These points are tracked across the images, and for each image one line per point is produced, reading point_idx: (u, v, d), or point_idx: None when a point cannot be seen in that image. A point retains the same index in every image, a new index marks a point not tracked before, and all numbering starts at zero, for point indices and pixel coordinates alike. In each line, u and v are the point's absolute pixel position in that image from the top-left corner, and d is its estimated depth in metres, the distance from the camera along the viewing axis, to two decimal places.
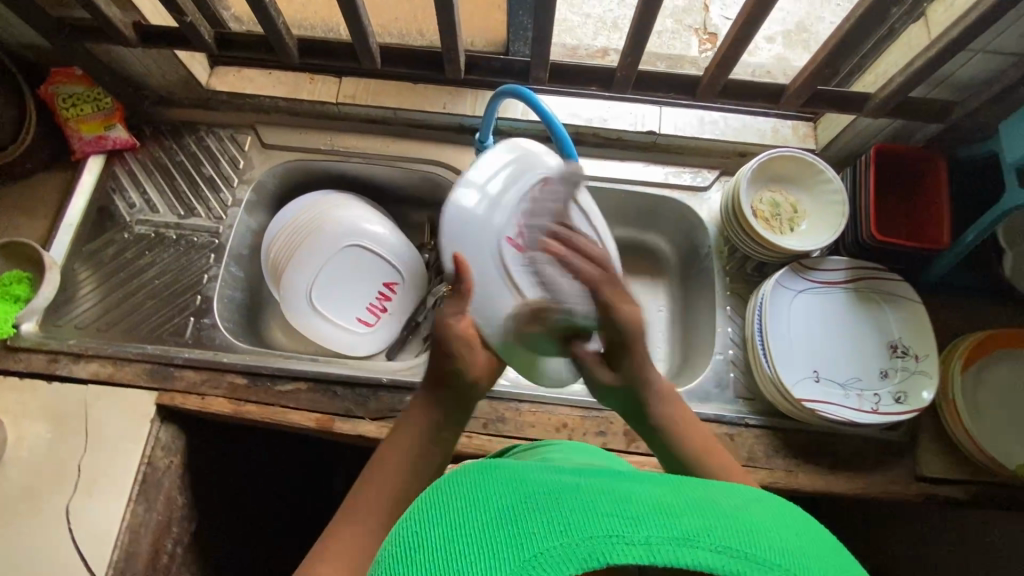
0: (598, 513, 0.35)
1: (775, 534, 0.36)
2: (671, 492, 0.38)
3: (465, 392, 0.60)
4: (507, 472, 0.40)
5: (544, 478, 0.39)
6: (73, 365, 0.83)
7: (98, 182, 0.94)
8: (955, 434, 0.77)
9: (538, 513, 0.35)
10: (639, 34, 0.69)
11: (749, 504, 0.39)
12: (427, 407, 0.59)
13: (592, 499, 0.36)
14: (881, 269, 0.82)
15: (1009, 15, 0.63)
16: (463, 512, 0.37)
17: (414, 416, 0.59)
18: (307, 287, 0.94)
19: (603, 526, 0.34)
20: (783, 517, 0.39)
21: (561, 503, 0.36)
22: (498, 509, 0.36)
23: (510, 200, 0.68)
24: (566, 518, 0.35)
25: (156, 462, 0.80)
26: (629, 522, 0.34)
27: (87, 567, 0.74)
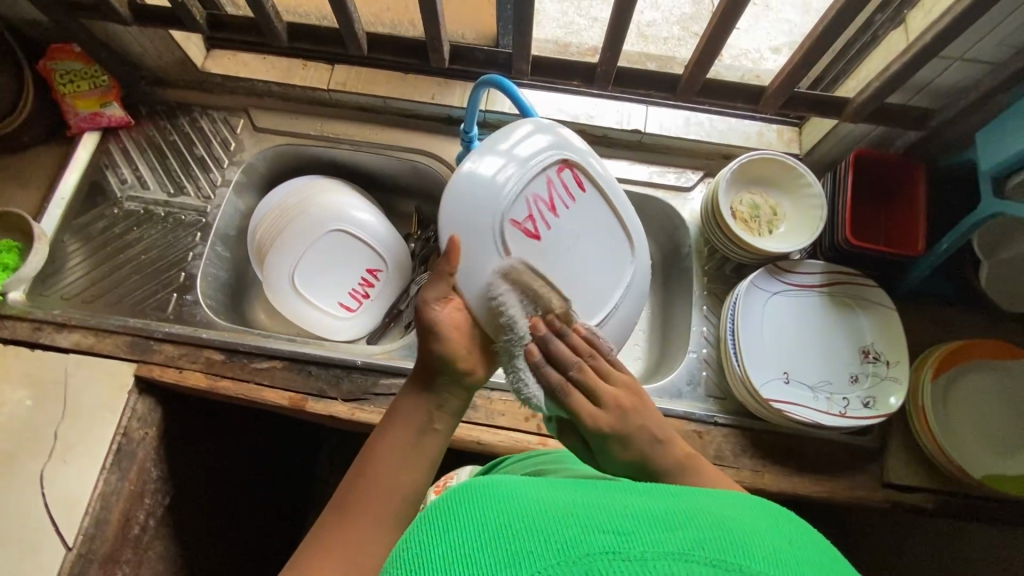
0: (594, 530, 0.31)
1: (784, 548, 0.32)
2: (679, 508, 0.34)
3: (461, 381, 0.56)
4: (505, 487, 0.36)
5: (546, 497, 0.35)
6: (56, 334, 0.84)
7: (92, 159, 0.96)
8: (921, 439, 0.77)
9: (536, 530, 0.31)
10: (618, 28, 0.70)
11: (754, 514, 0.35)
12: (418, 397, 0.54)
13: (594, 515, 0.32)
14: (856, 275, 0.82)
15: (985, 22, 0.63)
16: (458, 528, 0.33)
17: (405, 405, 0.54)
18: (290, 270, 0.95)
19: (598, 543, 0.30)
20: (793, 530, 0.35)
21: (563, 520, 0.32)
22: (495, 526, 0.32)
23: (514, 171, 0.64)
24: (567, 533, 0.31)
25: (132, 433, 0.81)
26: (624, 536, 0.31)
27: (57, 531, 0.75)
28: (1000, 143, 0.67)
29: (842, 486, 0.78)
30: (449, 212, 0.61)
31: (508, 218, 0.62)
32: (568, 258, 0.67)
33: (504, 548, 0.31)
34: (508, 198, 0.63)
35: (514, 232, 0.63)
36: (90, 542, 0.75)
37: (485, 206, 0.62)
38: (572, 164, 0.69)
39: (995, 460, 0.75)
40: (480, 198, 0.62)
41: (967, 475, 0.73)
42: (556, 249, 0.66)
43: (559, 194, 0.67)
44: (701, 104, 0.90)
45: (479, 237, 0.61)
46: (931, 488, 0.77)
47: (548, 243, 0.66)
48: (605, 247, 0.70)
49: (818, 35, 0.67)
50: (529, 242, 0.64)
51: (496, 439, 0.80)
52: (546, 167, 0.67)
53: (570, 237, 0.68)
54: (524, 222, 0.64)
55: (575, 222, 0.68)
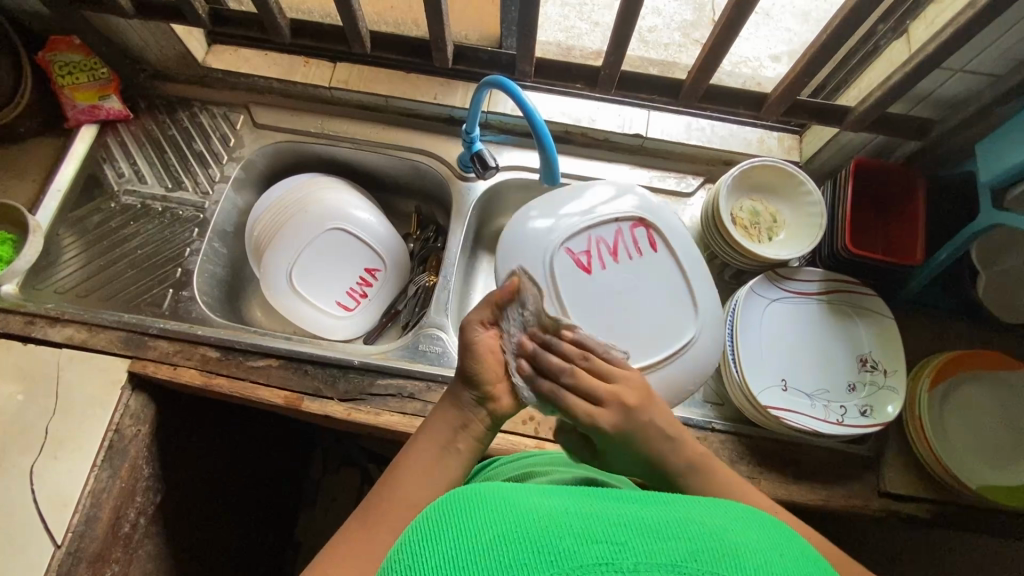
0: (587, 541, 0.33)
1: (772, 550, 0.34)
2: (668, 513, 0.36)
3: (489, 407, 0.57)
4: (499, 494, 0.37)
5: (541, 505, 0.36)
6: (49, 328, 0.83)
7: (89, 152, 0.95)
8: (919, 450, 0.77)
9: (532, 540, 0.33)
10: (622, 34, 0.70)
11: (744, 521, 0.37)
12: (450, 413, 0.56)
13: (588, 526, 0.34)
14: (856, 283, 0.82)
15: (986, 35, 0.63)
16: (454, 541, 0.34)
17: (435, 421, 0.56)
18: (288, 268, 0.94)
19: (591, 553, 0.32)
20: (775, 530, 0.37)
21: (557, 530, 0.33)
22: (491, 538, 0.33)
23: (579, 213, 0.73)
24: (561, 545, 0.32)
25: (124, 430, 0.80)
26: (617, 548, 0.32)
27: (45, 528, 0.74)
28: (999, 155, 0.68)
29: (837, 493, 0.78)
30: (515, 247, 0.73)
31: (564, 247, 0.72)
32: (614, 295, 0.72)
33: (500, 558, 0.32)
34: (566, 233, 0.72)
35: (566, 262, 0.71)
36: (79, 540, 0.74)
37: (548, 237, 0.72)
38: (646, 222, 0.74)
39: (989, 469, 0.75)
40: (541, 238, 0.72)
41: (968, 487, 0.73)
42: (603, 289, 0.72)
43: (626, 244, 0.74)
44: (703, 110, 0.90)
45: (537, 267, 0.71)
46: (925, 497, 0.78)
47: (597, 279, 0.72)
48: (660, 302, 0.72)
49: (821, 43, 0.67)
50: (579, 272, 0.71)
51: (493, 441, 0.79)
52: (618, 214, 0.74)
53: (623, 282, 0.72)
54: (581, 254, 0.72)
55: (636, 270, 0.73)
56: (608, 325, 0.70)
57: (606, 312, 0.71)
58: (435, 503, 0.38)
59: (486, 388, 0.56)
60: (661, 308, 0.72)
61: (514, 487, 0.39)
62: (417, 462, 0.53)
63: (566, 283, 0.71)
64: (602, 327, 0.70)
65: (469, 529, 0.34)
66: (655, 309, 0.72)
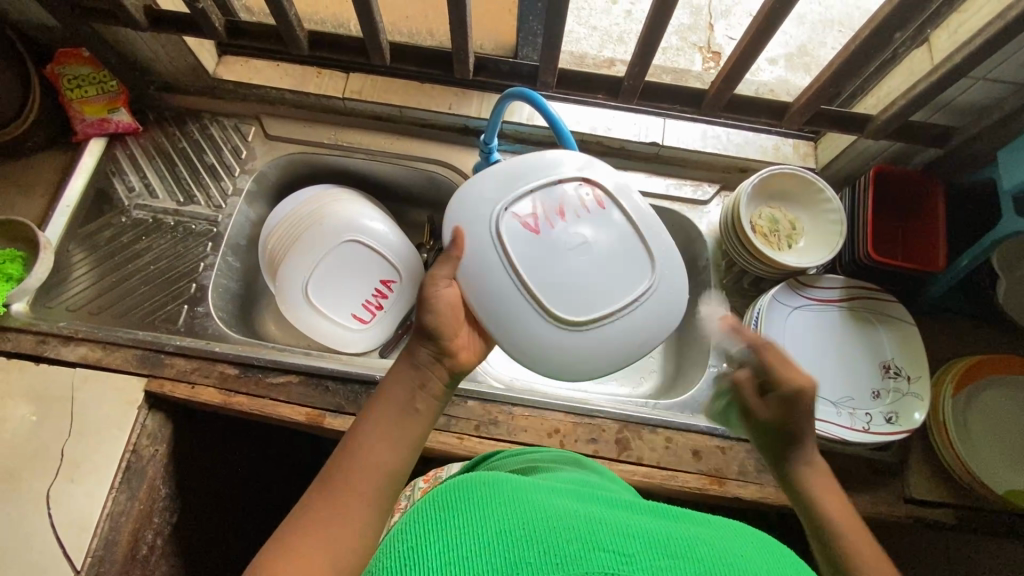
0: (592, 548, 0.34)
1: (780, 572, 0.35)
2: (676, 530, 0.37)
3: (446, 363, 0.56)
4: (512, 494, 0.38)
5: (551, 509, 0.37)
6: (61, 347, 0.81)
7: (98, 165, 0.94)
8: (945, 458, 0.77)
9: (539, 541, 0.34)
10: (647, 45, 0.70)
11: (755, 547, 0.37)
12: (407, 372, 0.54)
13: (594, 534, 0.35)
14: (878, 291, 0.83)
15: (1012, 44, 0.64)
16: (464, 530, 0.35)
17: (390, 381, 0.53)
18: (303, 281, 0.93)
19: (596, 561, 0.33)
20: (783, 555, 0.37)
21: (565, 534, 0.35)
22: (501, 531, 0.35)
23: (516, 178, 0.65)
24: (566, 549, 0.34)
25: (141, 450, 0.78)
26: (622, 558, 0.34)
27: (64, 553, 0.72)
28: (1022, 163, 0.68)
29: (864, 500, 0.78)
30: (456, 219, 0.64)
31: (507, 212, 0.63)
32: (567, 257, 0.62)
33: (508, 554, 0.33)
34: (507, 198, 0.63)
35: (513, 227, 0.62)
36: (98, 565, 0.72)
37: (488, 207, 0.63)
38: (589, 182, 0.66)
39: (1013, 474, 0.76)
40: (482, 209, 0.63)
41: (999, 495, 0.73)
42: (555, 250, 0.62)
43: (569, 204, 0.64)
44: (721, 118, 0.90)
45: (477, 237, 0.62)
46: (951, 502, 0.78)
47: (547, 242, 0.62)
48: (615, 258, 0.63)
49: (848, 54, 0.67)
50: (525, 236, 0.62)
51: None
52: (560, 176, 0.65)
53: (577, 242, 0.63)
54: (526, 216, 0.63)
55: (587, 228, 0.63)
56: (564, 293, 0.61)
57: (559, 277, 0.62)
58: (451, 489, 0.40)
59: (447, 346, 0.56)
60: (616, 265, 0.63)
61: (526, 489, 0.40)
62: (380, 423, 0.50)
63: (514, 251, 0.61)
64: (559, 296, 0.61)
65: (480, 521, 0.36)
66: (613, 271, 0.63)
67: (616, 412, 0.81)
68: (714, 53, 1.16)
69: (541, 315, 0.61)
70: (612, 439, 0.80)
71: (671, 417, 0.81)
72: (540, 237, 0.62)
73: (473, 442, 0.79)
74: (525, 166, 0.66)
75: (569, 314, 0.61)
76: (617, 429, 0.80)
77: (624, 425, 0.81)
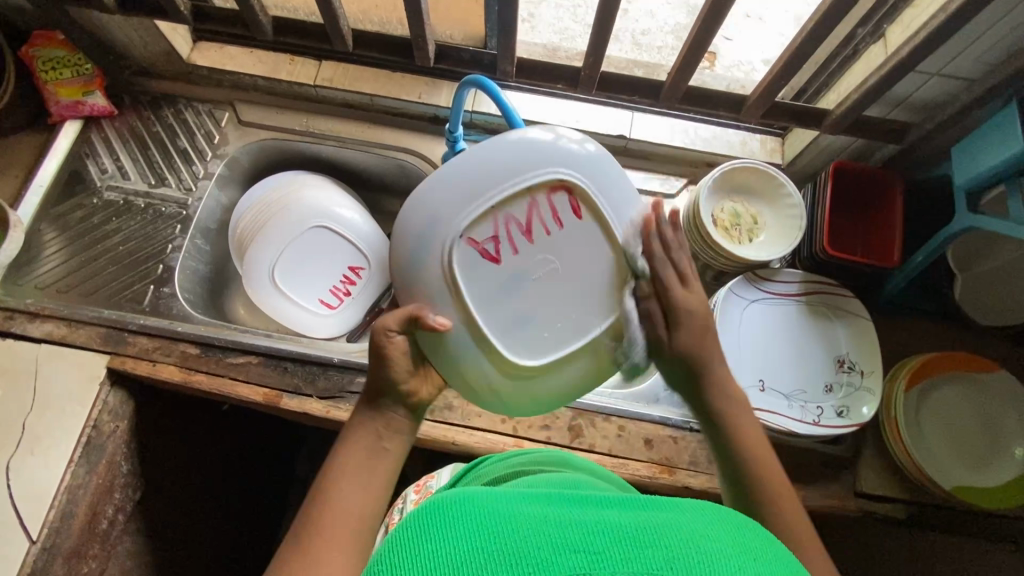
0: (565, 551, 0.32)
1: (747, 546, 0.35)
2: (648, 521, 0.35)
3: (407, 399, 0.52)
4: (473, 501, 0.36)
5: (518, 511, 0.35)
6: (28, 323, 0.83)
7: (72, 148, 0.95)
8: (893, 449, 0.77)
9: (505, 552, 0.32)
10: (601, 37, 0.71)
11: (723, 527, 0.36)
12: (373, 405, 0.51)
13: (566, 537, 0.33)
14: (834, 285, 0.83)
15: (960, 39, 0.64)
16: (428, 556, 0.32)
17: (359, 419, 0.51)
18: (270, 264, 0.94)
19: (568, 564, 0.31)
20: (754, 535, 0.36)
21: (532, 541, 0.33)
22: (467, 548, 0.33)
23: (478, 195, 0.50)
24: (535, 555, 0.32)
25: (102, 426, 0.80)
26: (595, 558, 0.32)
27: (20, 524, 0.73)
28: (975, 159, 0.68)
29: (814, 494, 0.78)
30: (424, 221, 0.51)
31: (463, 235, 0.51)
32: (520, 294, 0.53)
33: (474, 568, 0.31)
34: (467, 214, 0.50)
35: (468, 254, 0.51)
36: (54, 536, 0.74)
37: (474, 191, 0.50)
38: (551, 193, 0.52)
39: (965, 471, 0.76)
40: (530, 156, 0.51)
41: (946, 489, 0.73)
42: (474, 188, 0.50)
43: (541, 219, 0.52)
44: (687, 111, 0.90)
45: (471, 206, 0.50)
46: (901, 498, 0.78)
47: (509, 276, 0.52)
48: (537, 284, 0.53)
49: (796, 47, 0.68)
50: (491, 224, 0.51)
51: (469, 439, 0.79)
52: (507, 209, 0.51)
53: (544, 268, 0.53)
54: (485, 242, 0.51)
55: (557, 251, 0.53)
56: (539, 321, 0.54)
57: (506, 296, 0.53)
58: (414, 512, 0.37)
59: (400, 384, 0.51)
60: (536, 294, 0.53)
61: (495, 496, 0.38)
62: (349, 464, 0.48)
63: (465, 282, 0.52)
64: (505, 327, 0.53)
65: (442, 542, 0.33)
66: (546, 308, 0.54)
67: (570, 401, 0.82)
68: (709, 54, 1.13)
69: (483, 353, 0.53)
70: (566, 426, 0.80)
71: (623, 406, 0.82)
72: (483, 222, 0.51)
73: (427, 425, 0.80)
74: (488, 224, 0.51)
75: (523, 353, 0.54)
76: (571, 417, 0.81)
77: (579, 413, 0.81)
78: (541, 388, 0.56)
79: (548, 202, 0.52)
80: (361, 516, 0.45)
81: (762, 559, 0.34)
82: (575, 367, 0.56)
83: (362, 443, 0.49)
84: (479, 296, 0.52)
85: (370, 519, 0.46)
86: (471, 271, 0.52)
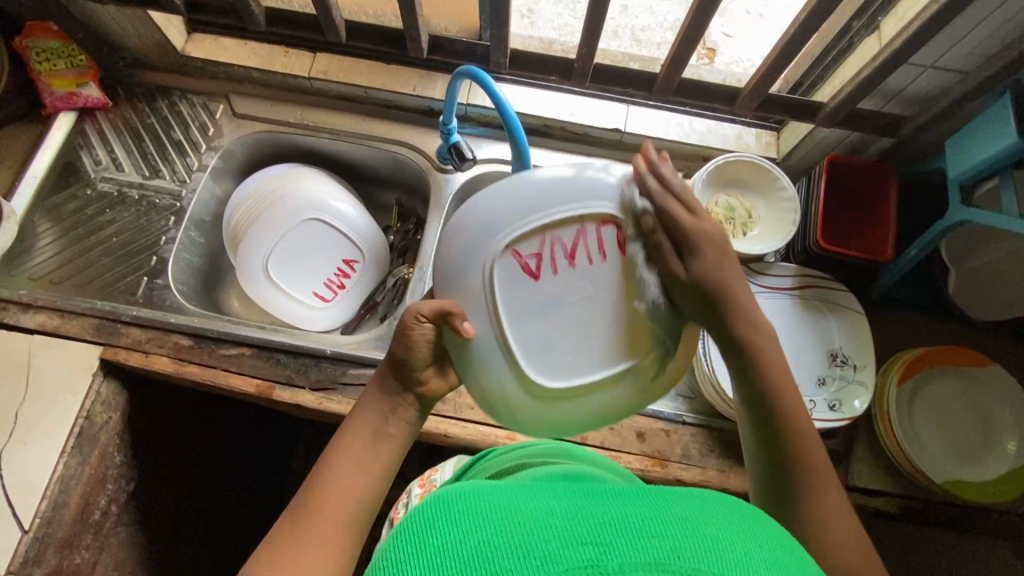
0: (572, 543, 0.32)
1: (752, 532, 0.34)
2: (654, 510, 0.35)
3: (420, 389, 0.52)
4: (478, 496, 0.36)
5: (522, 505, 0.35)
6: (21, 314, 0.83)
7: (67, 139, 0.95)
8: (885, 445, 0.77)
9: (510, 545, 0.32)
10: (594, 30, 0.71)
11: (726, 513, 0.35)
12: (380, 393, 0.52)
13: (573, 529, 0.33)
14: (827, 278, 0.83)
15: (954, 31, 0.64)
16: (433, 555, 0.32)
17: (367, 405, 0.52)
18: (265, 257, 0.94)
19: (576, 557, 0.31)
20: (757, 520, 0.36)
21: (538, 534, 0.32)
22: (471, 543, 0.32)
23: (528, 212, 0.51)
24: (541, 548, 0.31)
25: (95, 417, 0.80)
26: (603, 549, 0.31)
27: (12, 513, 0.73)
28: (968, 153, 0.68)
29: None
30: (471, 229, 0.52)
31: (508, 248, 0.51)
32: (554, 314, 0.52)
33: (480, 562, 0.31)
34: (514, 229, 0.51)
35: (507, 268, 0.51)
36: (46, 526, 0.74)
37: (524, 208, 0.51)
38: (600, 224, 0.52)
39: (958, 465, 0.76)
40: (581, 184, 0.52)
41: (937, 483, 0.73)
42: (526, 206, 0.51)
43: (587, 246, 0.51)
44: (682, 105, 0.90)
45: (518, 222, 0.51)
46: (893, 492, 0.78)
47: (544, 296, 0.52)
48: (569, 306, 0.52)
49: (789, 39, 0.68)
50: (536, 243, 0.51)
51: (462, 432, 0.79)
52: (554, 232, 0.51)
53: (580, 293, 0.52)
54: (528, 257, 0.51)
55: (597, 279, 0.52)
56: (565, 346, 0.52)
57: (538, 317, 0.52)
58: (419, 509, 0.37)
59: (414, 370, 0.51)
60: (567, 317, 0.52)
61: (499, 491, 0.38)
62: (353, 447, 0.49)
63: (499, 293, 0.51)
64: (534, 346, 0.52)
65: (447, 538, 0.33)
66: (575, 333, 0.52)
67: None
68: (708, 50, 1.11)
69: (509, 370, 0.52)
70: None
71: None
72: (528, 239, 0.51)
73: None
74: (531, 242, 0.51)
75: (544, 375, 0.53)
76: None
77: None
78: (560, 415, 0.55)
79: (595, 230, 0.52)
80: None
81: (766, 544, 0.34)
82: (597, 397, 0.54)
83: (365, 428, 0.50)
84: (512, 315, 0.52)
85: None
86: (508, 286, 0.51)
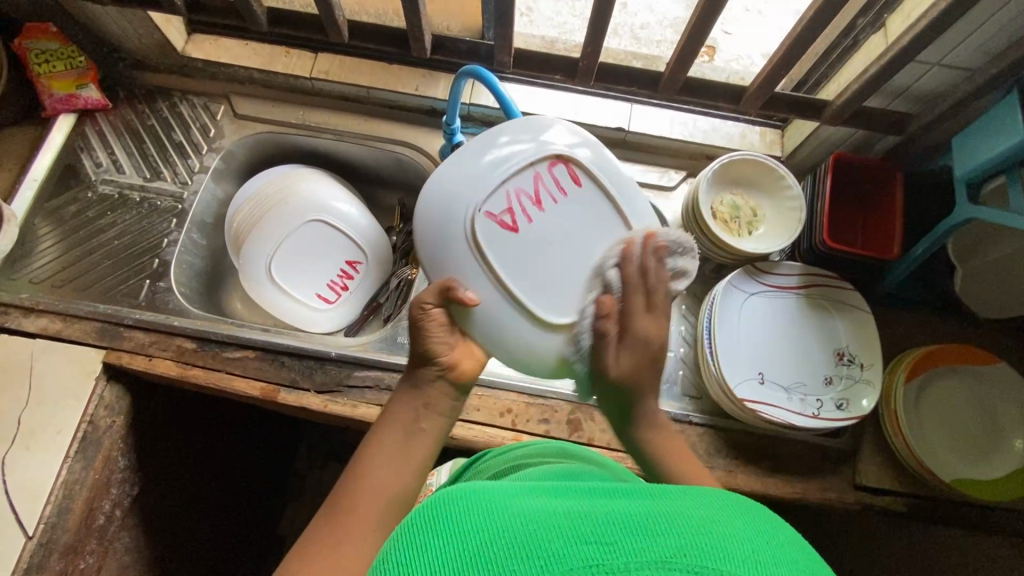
0: (575, 542, 0.31)
1: (763, 535, 0.33)
2: (662, 508, 0.34)
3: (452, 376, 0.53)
4: (483, 497, 0.36)
5: (527, 507, 0.35)
6: (23, 318, 0.82)
7: (67, 141, 0.94)
8: (893, 442, 0.77)
9: (513, 544, 0.31)
10: (599, 30, 0.70)
11: (737, 513, 0.34)
12: (411, 395, 0.52)
13: (577, 528, 0.32)
14: (834, 277, 0.83)
15: (962, 28, 0.64)
16: (435, 555, 0.32)
17: (402, 405, 0.52)
18: (267, 258, 0.93)
19: (578, 555, 0.30)
20: (770, 522, 0.35)
21: (541, 534, 0.32)
22: (473, 543, 0.32)
23: (488, 173, 0.54)
24: (543, 547, 0.31)
25: (98, 421, 0.79)
26: (605, 547, 0.30)
27: (17, 521, 0.73)
28: (975, 150, 0.67)
29: (812, 486, 0.78)
30: (438, 204, 0.55)
31: (479, 210, 0.53)
32: (544, 257, 0.55)
33: (482, 562, 0.31)
34: (482, 192, 0.54)
35: (487, 227, 0.54)
36: (51, 531, 0.74)
37: (481, 171, 0.54)
38: (551, 167, 0.57)
39: (966, 465, 0.76)
40: (523, 140, 0.56)
41: (947, 482, 0.73)
42: (482, 170, 0.54)
43: (547, 189, 0.56)
44: (685, 103, 0.89)
45: (482, 185, 0.54)
46: (901, 491, 0.78)
47: (529, 241, 0.54)
48: (554, 246, 0.55)
49: (796, 37, 0.68)
50: (504, 198, 0.54)
51: (468, 434, 0.79)
52: (516, 183, 0.55)
53: (559, 231, 0.55)
54: (502, 214, 0.54)
55: (567, 216, 0.56)
56: (561, 282, 0.55)
57: (529, 262, 0.54)
58: (425, 508, 0.37)
59: (437, 357, 0.52)
60: (554, 257, 0.55)
61: (505, 492, 0.37)
62: (383, 452, 0.48)
63: (486, 250, 0.53)
64: (535, 290, 0.54)
65: (449, 538, 0.33)
66: (566, 269, 0.55)
67: (569, 394, 0.81)
68: (709, 48, 1.12)
69: (522, 318, 0.54)
70: (564, 419, 0.80)
71: None
72: (496, 197, 0.54)
73: None
74: (501, 198, 0.54)
75: (550, 313, 0.55)
76: (570, 410, 0.81)
77: (577, 406, 0.81)
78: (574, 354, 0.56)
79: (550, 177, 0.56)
80: (362, 510, 0.45)
81: (779, 547, 0.33)
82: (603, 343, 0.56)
83: (399, 428, 0.50)
84: (505, 264, 0.54)
85: (367, 511, 0.45)
86: (493, 241, 0.54)
